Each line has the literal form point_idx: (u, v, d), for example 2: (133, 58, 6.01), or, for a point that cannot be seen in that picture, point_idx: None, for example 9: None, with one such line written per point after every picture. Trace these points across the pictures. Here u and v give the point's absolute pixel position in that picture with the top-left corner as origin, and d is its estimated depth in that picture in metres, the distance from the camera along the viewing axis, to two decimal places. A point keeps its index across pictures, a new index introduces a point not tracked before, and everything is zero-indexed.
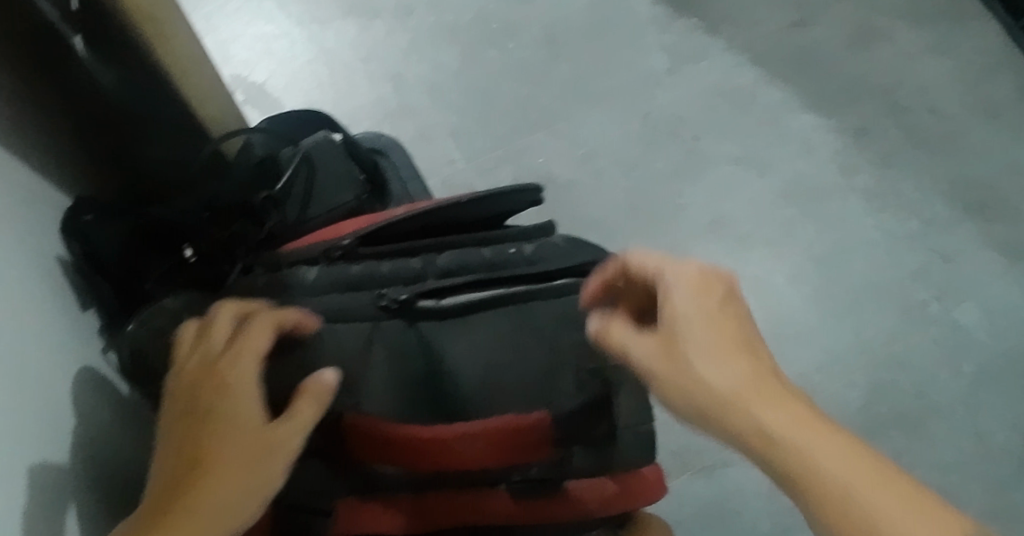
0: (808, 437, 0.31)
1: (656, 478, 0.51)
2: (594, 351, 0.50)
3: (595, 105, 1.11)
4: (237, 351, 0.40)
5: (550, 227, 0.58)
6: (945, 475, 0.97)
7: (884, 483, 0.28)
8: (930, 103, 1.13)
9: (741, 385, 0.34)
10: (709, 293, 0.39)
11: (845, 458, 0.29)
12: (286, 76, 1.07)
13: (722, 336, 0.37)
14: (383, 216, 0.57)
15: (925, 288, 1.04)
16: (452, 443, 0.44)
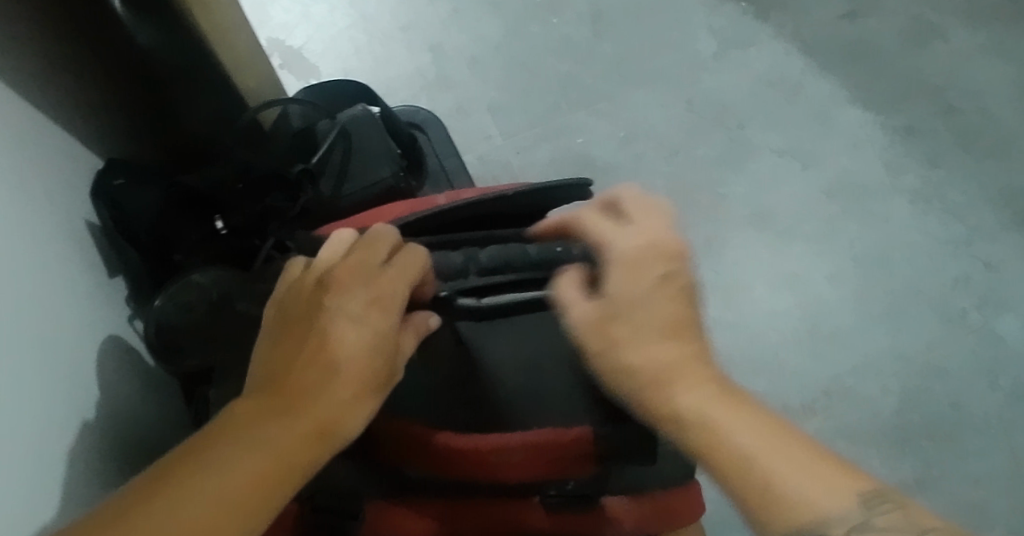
0: (735, 418, 0.33)
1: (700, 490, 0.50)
2: None
3: (637, 87, 1.07)
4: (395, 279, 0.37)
5: (602, 224, 0.53)
6: (978, 491, 0.93)
7: (796, 450, 0.31)
8: (985, 104, 1.07)
9: (665, 364, 0.36)
10: (658, 259, 0.39)
11: (767, 432, 0.32)
12: (324, 41, 1.05)
13: (673, 312, 0.38)
14: (425, 204, 0.55)
15: (967, 296, 0.99)
16: (490, 454, 0.41)
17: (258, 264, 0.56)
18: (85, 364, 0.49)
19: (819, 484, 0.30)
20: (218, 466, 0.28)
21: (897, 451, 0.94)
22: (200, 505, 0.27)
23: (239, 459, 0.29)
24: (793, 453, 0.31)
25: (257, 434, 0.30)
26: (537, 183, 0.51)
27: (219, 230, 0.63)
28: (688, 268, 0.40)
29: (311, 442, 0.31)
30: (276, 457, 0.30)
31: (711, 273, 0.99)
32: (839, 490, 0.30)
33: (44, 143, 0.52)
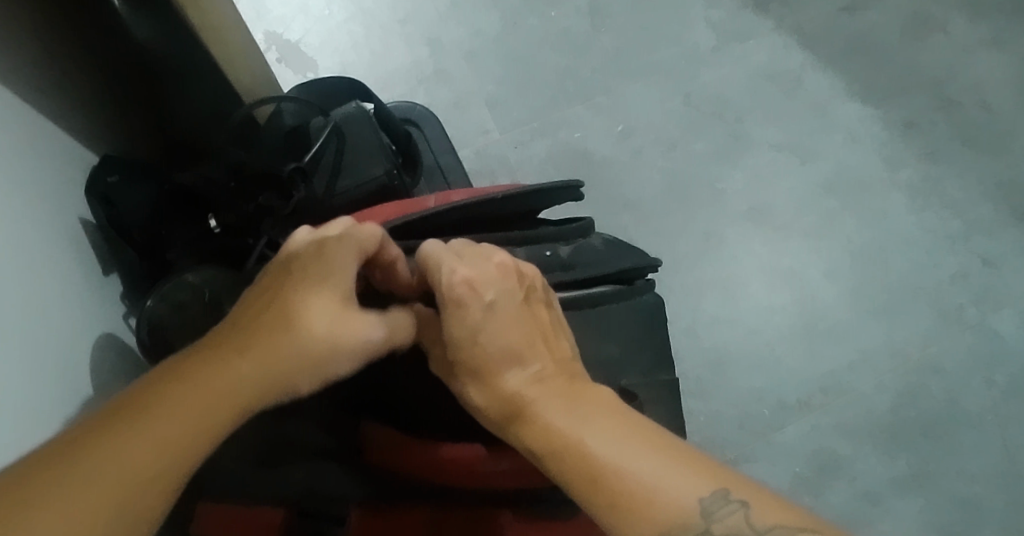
0: (579, 425, 0.34)
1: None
2: (626, 366, 0.52)
3: (636, 81, 1.06)
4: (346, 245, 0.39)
5: (588, 226, 0.58)
6: (971, 486, 0.94)
7: (640, 446, 0.31)
8: (982, 99, 1.07)
9: (513, 399, 0.37)
10: (508, 285, 0.41)
11: (609, 431, 0.32)
12: (322, 34, 1.04)
13: (511, 338, 0.39)
14: (416, 206, 0.55)
15: (964, 292, 0.99)
16: (480, 463, 0.44)
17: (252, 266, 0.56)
18: (78, 362, 0.49)
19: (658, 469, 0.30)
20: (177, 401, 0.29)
21: (893, 447, 0.94)
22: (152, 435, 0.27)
23: (186, 396, 0.29)
24: (632, 446, 0.31)
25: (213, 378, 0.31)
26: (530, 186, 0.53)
27: (212, 228, 0.63)
28: (522, 287, 0.41)
29: (258, 397, 0.32)
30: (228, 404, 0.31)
31: (709, 268, 0.99)
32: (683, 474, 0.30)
33: (40, 143, 0.52)
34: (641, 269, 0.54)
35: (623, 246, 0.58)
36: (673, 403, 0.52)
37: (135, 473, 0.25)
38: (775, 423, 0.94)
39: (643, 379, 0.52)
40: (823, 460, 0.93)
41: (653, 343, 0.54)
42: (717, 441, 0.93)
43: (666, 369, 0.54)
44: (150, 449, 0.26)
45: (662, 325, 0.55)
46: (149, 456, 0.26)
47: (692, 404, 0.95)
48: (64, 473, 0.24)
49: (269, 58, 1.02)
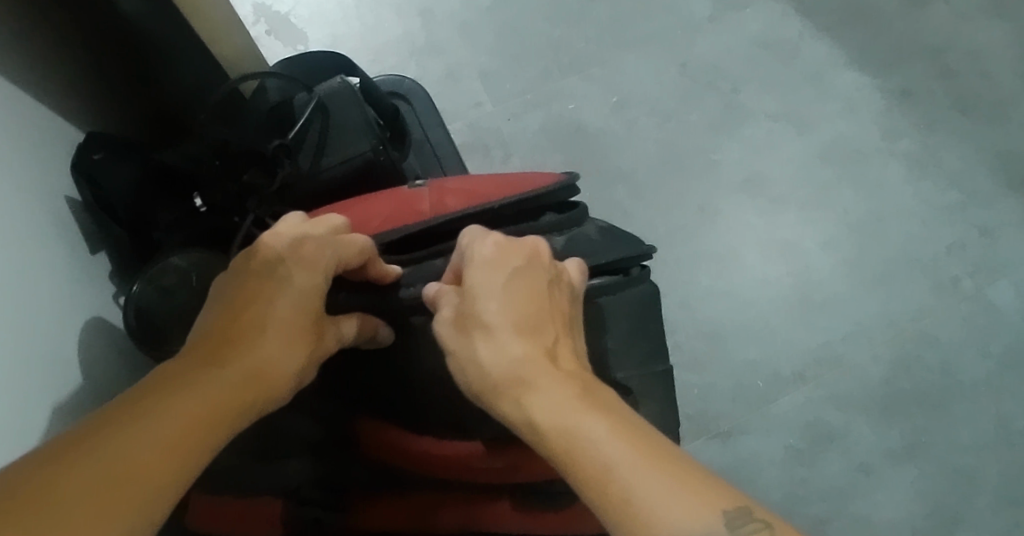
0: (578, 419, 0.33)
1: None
2: (619, 359, 0.53)
3: (631, 51, 1.04)
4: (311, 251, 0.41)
5: (586, 211, 0.55)
6: (964, 457, 0.94)
7: (647, 457, 0.29)
8: (982, 67, 1.05)
9: (516, 364, 0.37)
10: (535, 263, 0.42)
11: (609, 430, 0.31)
12: (311, 5, 1.02)
13: (523, 313, 0.39)
14: (411, 207, 0.53)
15: (960, 263, 0.99)
16: (470, 458, 0.46)
17: (237, 246, 0.56)
18: (66, 342, 0.49)
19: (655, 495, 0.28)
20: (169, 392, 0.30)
21: (886, 418, 0.95)
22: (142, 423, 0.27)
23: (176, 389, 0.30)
24: (634, 460, 0.29)
25: (198, 371, 0.32)
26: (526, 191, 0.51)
27: (199, 208, 0.63)
28: (550, 271, 0.42)
29: (246, 383, 0.33)
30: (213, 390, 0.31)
31: (705, 241, 0.99)
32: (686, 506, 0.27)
33: (24, 124, 0.51)
34: (636, 258, 0.51)
35: (620, 230, 0.55)
36: (665, 395, 0.54)
37: (136, 456, 0.26)
38: (769, 395, 0.95)
39: (638, 373, 0.53)
40: (816, 431, 0.94)
41: (651, 336, 0.54)
42: (711, 414, 0.94)
43: (661, 360, 0.54)
44: (143, 435, 0.27)
45: (655, 313, 0.54)
46: (145, 440, 0.27)
47: (687, 377, 0.95)
48: (72, 461, 0.24)
49: (258, 31, 1.00)
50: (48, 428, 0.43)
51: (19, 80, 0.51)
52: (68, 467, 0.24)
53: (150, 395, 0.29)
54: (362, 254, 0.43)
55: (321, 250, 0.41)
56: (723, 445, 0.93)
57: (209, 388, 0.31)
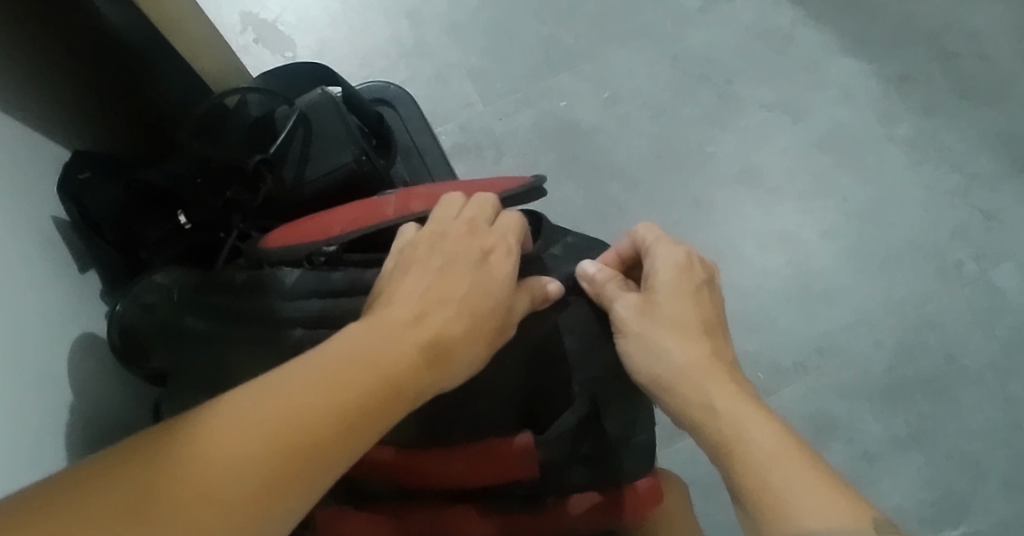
0: (744, 423, 0.39)
1: (649, 495, 0.47)
2: (585, 362, 0.48)
3: (623, 46, 1.04)
4: (475, 232, 0.44)
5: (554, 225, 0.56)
6: (971, 443, 0.93)
7: (798, 465, 0.35)
8: (979, 49, 1.04)
9: (691, 361, 0.43)
10: (688, 275, 0.47)
11: (773, 435, 0.37)
12: (298, 12, 1.02)
13: (691, 317, 0.46)
14: (375, 211, 0.50)
15: (962, 247, 0.98)
16: (433, 464, 0.45)
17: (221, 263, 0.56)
18: (56, 360, 0.49)
19: (804, 496, 0.34)
20: (355, 354, 0.33)
21: (890, 406, 0.94)
22: (298, 385, 0.30)
23: (362, 354, 0.33)
24: (797, 468, 0.35)
25: (386, 342, 0.34)
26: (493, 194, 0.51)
27: (183, 224, 0.62)
28: (704, 279, 0.48)
29: (426, 362, 0.35)
30: (377, 362, 0.33)
31: (702, 234, 0.98)
32: (832, 508, 0.33)
33: (11, 143, 0.51)
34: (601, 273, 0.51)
35: (591, 243, 0.56)
36: (632, 399, 0.49)
37: (320, 413, 0.29)
38: (770, 387, 0.94)
39: (603, 376, 0.48)
40: (820, 422, 0.93)
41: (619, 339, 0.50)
42: None
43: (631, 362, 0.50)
44: (305, 400, 0.29)
45: None
46: (302, 407, 0.29)
47: None
48: (263, 406, 0.28)
49: (245, 40, 1.00)
50: (38, 448, 0.43)
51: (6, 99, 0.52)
52: (238, 446, 0.27)
53: (328, 360, 0.32)
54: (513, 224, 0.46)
55: (497, 234, 0.44)
56: None
57: (391, 360, 0.33)
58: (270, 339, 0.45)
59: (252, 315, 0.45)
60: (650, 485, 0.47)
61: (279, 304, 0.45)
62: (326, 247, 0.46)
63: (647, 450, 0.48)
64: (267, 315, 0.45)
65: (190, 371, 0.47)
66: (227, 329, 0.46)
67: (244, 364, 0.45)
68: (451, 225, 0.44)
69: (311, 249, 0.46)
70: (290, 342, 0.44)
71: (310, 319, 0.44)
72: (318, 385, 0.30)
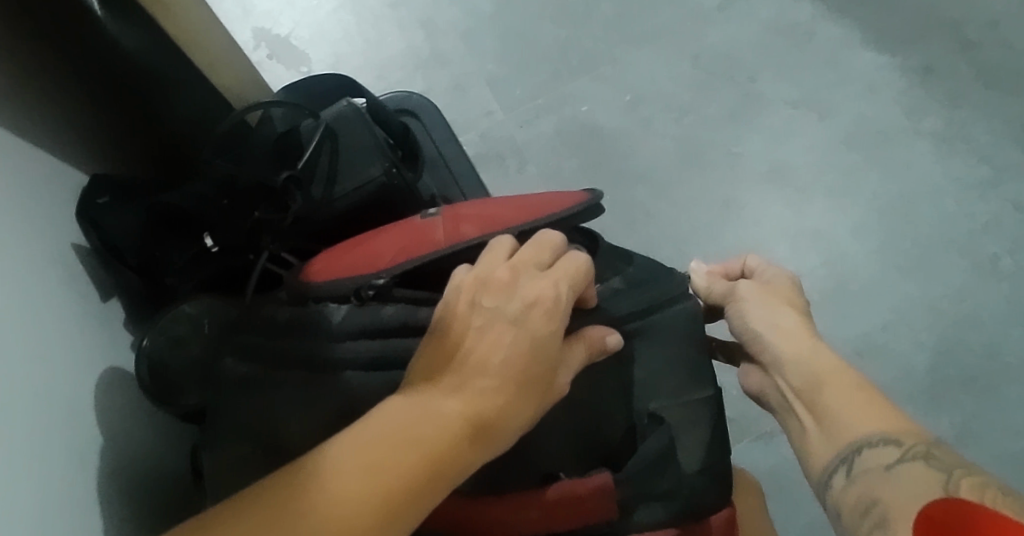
0: (835, 381, 0.49)
1: (724, 527, 0.43)
2: (649, 388, 0.46)
3: (641, 48, 1.01)
4: (524, 275, 0.39)
5: (607, 245, 0.51)
6: (1021, 444, 0.89)
7: (869, 410, 0.47)
8: (1006, 37, 1.01)
9: (798, 331, 0.55)
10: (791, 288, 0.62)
11: (853, 391, 0.49)
12: (312, 26, 1.00)
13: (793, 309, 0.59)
14: (424, 237, 0.47)
15: (999, 241, 0.95)
16: (504, 514, 0.40)
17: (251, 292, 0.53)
18: (81, 393, 0.47)
19: (859, 426, 0.46)
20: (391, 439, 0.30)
21: (934, 407, 0.90)
22: (330, 495, 0.28)
23: (400, 439, 0.30)
24: (857, 406, 0.47)
25: (424, 423, 0.31)
26: (550, 214, 0.47)
27: (209, 247, 0.60)
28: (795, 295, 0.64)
29: (467, 440, 0.32)
30: (418, 443, 0.30)
31: (732, 236, 0.95)
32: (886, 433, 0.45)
33: (30, 169, 0.50)
34: (671, 296, 0.48)
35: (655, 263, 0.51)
36: (710, 427, 0.45)
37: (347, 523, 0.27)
38: None
39: (675, 403, 0.45)
40: None
41: (687, 361, 0.46)
42: (753, 414, 0.87)
43: (704, 384, 0.46)
44: (336, 515, 0.27)
45: (695, 340, 0.47)
46: (342, 516, 0.27)
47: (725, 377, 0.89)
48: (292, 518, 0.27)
49: (259, 56, 0.99)
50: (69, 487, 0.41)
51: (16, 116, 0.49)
52: None
53: (364, 450, 0.30)
54: (573, 268, 0.40)
55: (544, 281, 0.38)
56: (766, 447, 0.86)
57: (429, 444, 0.30)
58: (318, 378, 0.42)
59: (295, 355, 0.43)
60: (727, 517, 0.44)
61: (326, 346, 0.43)
62: (377, 280, 0.43)
63: (726, 483, 0.43)
64: (316, 356, 0.43)
65: (226, 412, 0.43)
66: (274, 372, 0.43)
67: (285, 404, 0.42)
68: (497, 266, 0.39)
69: (358, 284, 0.44)
70: (341, 383, 0.42)
71: (361, 362, 0.42)
72: (350, 486, 0.28)
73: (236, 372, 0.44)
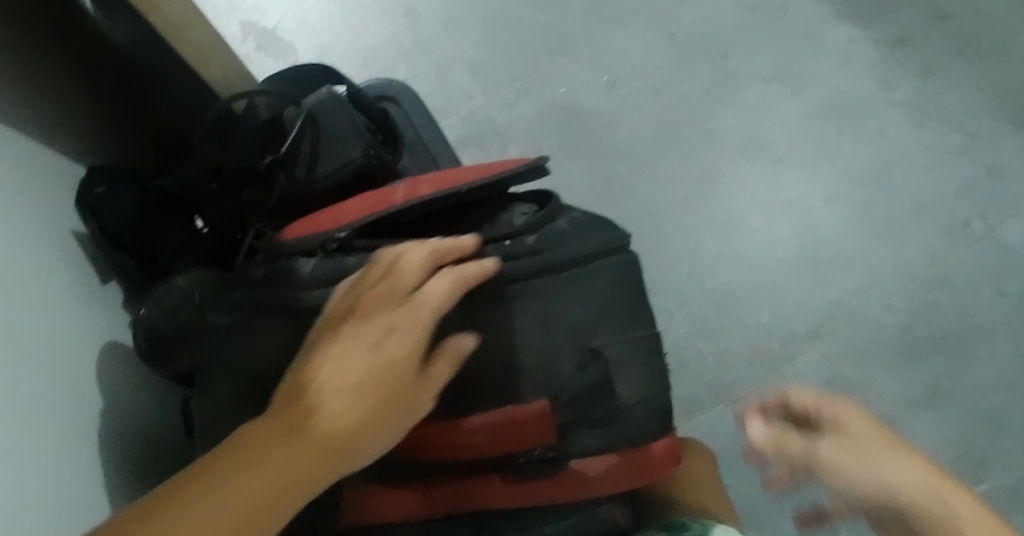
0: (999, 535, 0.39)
1: (660, 453, 0.49)
2: (598, 325, 0.48)
3: (617, 29, 1.04)
4: (389, 298, 0.39)
5: (562, 202, 0.54)
6: (989, 399, 0.93)
7: None
8: (975, 7, 1.03)
9: (925, 472, 0.43)
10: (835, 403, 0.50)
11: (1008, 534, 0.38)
12: (297, 18, 1.02)
13: (878, 436, 0.46)
14: (384, 200, 0.52)
15: (970, 205, 0.98)
16: (451, 436, 0.44)
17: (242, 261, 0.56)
18: (81, 370, 0.50)
19: None
20: (228, 470, 0.32)
21: (906, 367, 0.94)
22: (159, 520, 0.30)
23: (236, 471, 0.32)
24: None
25: (264, 452, 0.33)
26: (497, 175, 0.52)
27: (200, 229, 0.64)
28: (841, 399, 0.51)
29: (304, 469, 0.33)
30: (251, 476, 0.32)
31: (709, 209, 0.98)
32: None
33: (30, 162, 0.53)
34: (612, 245, 0.51)
35: (598, 219, 0.54)
36: (646, 362, 0.50)
37: None
38: (784, 356, 0.94)
39: (616, 340, 0.49)
40: (836, 387, 0.93)
41: (627, 302, 0.50)
42: (726, 380, 0.93)
43: (642, 324, 0.51)
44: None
45: (633, 284, 0.52)
46: None
47: (700, 345, 0.94)
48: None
49: (247, 49, 1.01)
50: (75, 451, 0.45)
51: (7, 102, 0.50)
52: None
53: (201, 478, 0.31)
54: (442, 286, 0.39)
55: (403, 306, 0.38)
56: None
57: (263, 474, 0.32)
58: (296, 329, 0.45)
59: (271, 307, 0.46)
60: (660, 443, 0.50)
61: (297, 293, 0.46)
62: (338, 233, 0.47)
63: (659, 412, 0.50)
64: (292, 304, 0.45)
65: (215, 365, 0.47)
66: (252, 322, 0.46)
67: (267, 357, 0.46)
68: (365, 292, 0.39)
69: (324, 238, 0.48)
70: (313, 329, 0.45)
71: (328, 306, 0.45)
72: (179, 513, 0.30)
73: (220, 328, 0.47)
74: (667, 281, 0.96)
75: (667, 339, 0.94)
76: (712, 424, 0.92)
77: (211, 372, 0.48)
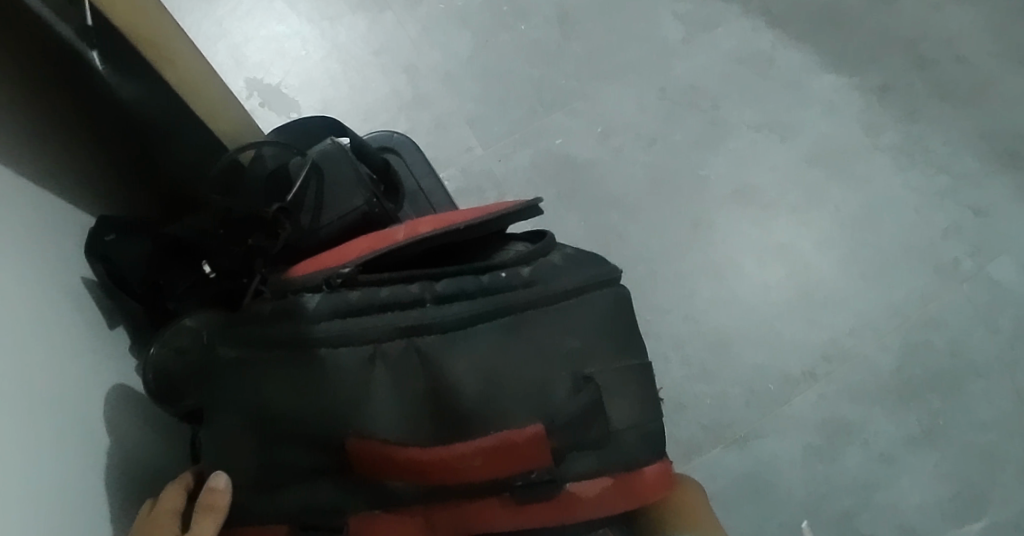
0: None
1: (655, 477, 0.51)
2: (587, 354, 0.52)
3: (611, 83, 1.08)
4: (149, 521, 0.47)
5: (554, 239, 0.57)
6: (985, 435, 0.94)
7: None
8: (956, 54, 1.07)
9: None
10: None
11: None
12: (301, 75, 1.05)
13: None
14: (385, 238, 0.54)
15: (958, 244, 1.00)
16: (453, 461, 0.44)
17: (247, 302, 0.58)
18: (87, 414, 0.52)
19: None
20: None
21: (901, 405, 0.95)
22: None
23: None
24: None
25: None
26: (493, 213, 0.55)
27: (208, 274, 0.66)
28: None
29: None
30: None
31: (703, 254, 1.01)
32: None
33: (41, 216, 0.54)
34: (602, 279, 0.54)
35: (588, 255, 0.57)
36: (636, 389, 0.53)
37: None
38: (781, 397, 0.95)
39: (608, 367, 0.52)
40: (834, 427, 0.94)
41: (617, 332, 0.54)
42: (723, 421, 0.94)
43: (634, 354, 0.54)
44: None
45: (625, 316, 0.55)
46: None
47: (697, 387, 0.95)
48: None
49: (252, 104, 1.03)
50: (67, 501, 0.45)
51: (10, 147, 0.51)
52: None
53: None
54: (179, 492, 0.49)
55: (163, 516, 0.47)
56: (740, 451, 0.93)
57: None
58: (302, 361, 0.47)
59: (280, 340, 0.47)
60: (656, 470, 0.51)
61: (305, 328, 0.47)
62: (343, 269, 0.49)
63: (651, 438, 0.52)
64: (299, 337, 0.47)
65: (222, 397, 0.49)
66: (259, 354, 0.48)
67: (274, 389, 0.47)
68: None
69: (329, 273, 0.50)
70: (318, 360, 0.47)
71: (332, 338, 0.47)
72: None
73: (231, 363, 0.49)
74: (663, 325, 0.97)
75: (663, 383, 0.95)
76: (710, 466, 0.93)
77: (218, 408, 0.49)
